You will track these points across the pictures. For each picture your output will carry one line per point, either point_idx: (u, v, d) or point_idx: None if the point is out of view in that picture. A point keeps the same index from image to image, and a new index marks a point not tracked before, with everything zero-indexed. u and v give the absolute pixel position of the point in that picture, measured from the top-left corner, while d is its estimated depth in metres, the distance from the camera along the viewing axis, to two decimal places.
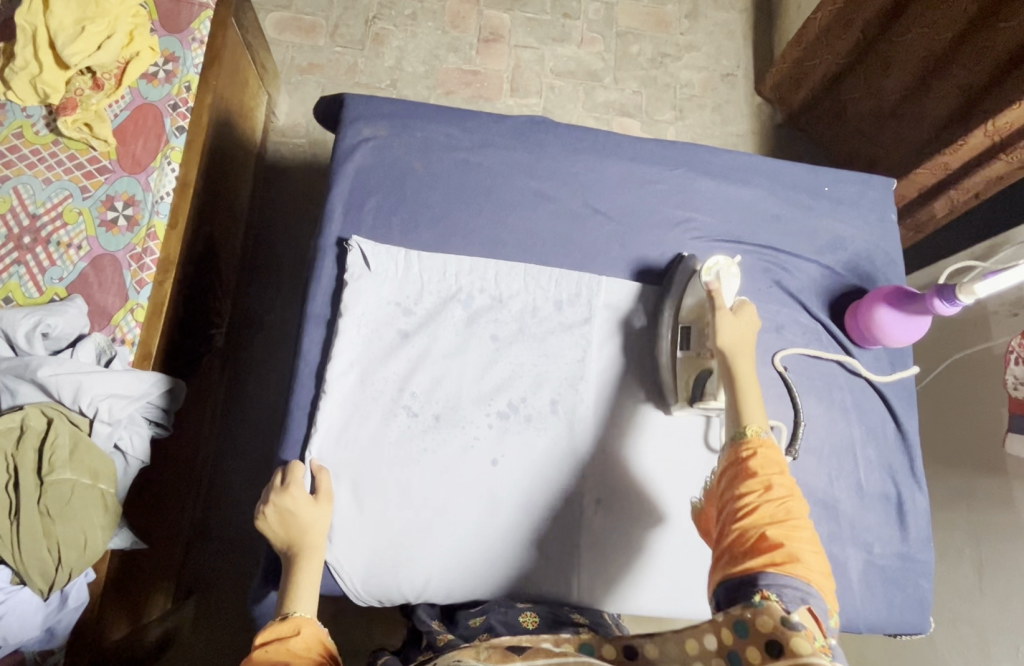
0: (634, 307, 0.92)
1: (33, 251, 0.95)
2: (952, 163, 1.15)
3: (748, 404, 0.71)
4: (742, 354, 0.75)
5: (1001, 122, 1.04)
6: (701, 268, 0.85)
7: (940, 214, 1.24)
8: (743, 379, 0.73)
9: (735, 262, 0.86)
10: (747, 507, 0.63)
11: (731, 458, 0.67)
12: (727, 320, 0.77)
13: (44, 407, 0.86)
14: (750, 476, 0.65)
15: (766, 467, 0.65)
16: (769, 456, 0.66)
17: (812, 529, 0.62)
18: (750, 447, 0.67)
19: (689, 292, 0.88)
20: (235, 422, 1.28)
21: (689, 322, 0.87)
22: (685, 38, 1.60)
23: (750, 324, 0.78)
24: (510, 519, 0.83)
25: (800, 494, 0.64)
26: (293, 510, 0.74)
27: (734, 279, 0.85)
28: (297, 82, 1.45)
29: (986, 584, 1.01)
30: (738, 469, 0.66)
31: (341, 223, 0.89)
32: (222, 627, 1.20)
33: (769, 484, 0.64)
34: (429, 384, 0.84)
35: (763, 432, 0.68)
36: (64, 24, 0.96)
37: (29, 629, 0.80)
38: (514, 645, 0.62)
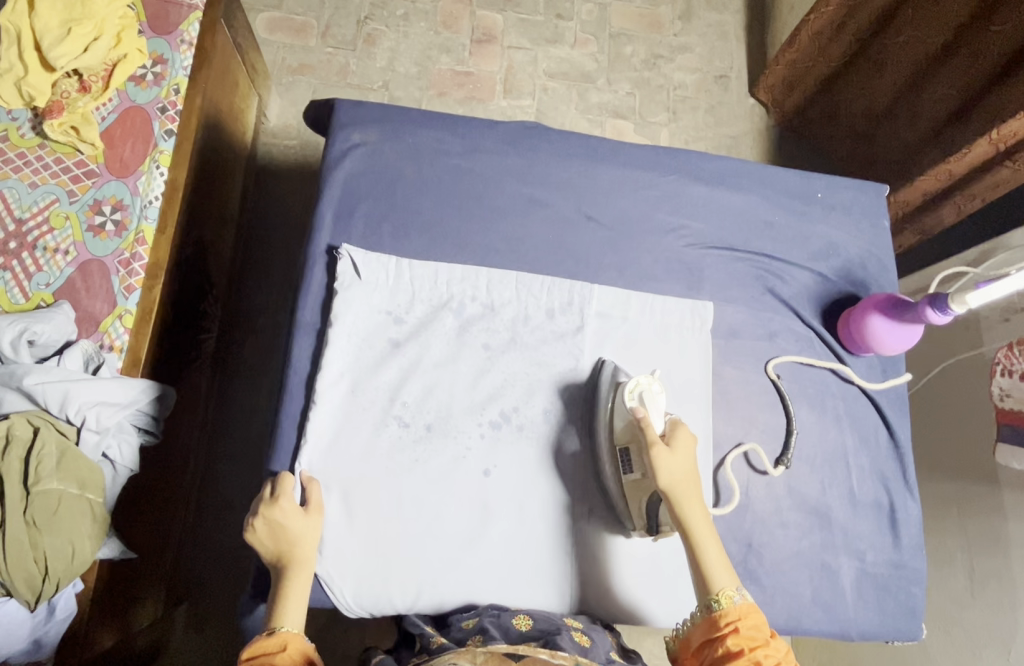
0: (565, 428, 0.86)
1: (19, 257, 0.94)
2: (956, 170, 1.14)
3: (711, 565, 0.73)
4: (686, 492, 0.76)
5: (1005, 130, 1.03)
6: (623, 391, 0.81)
7: (949, 218, 1.23)
8: (697, 530, 0.74)
9: (657, 377, 0.82)
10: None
11: (709, 633, 0.69)
12: (665, 456, 0.76)
13: (30, 416, 0.85)
14: (734, 653, 0.66)
15: (748, 640, 0.67)
16: (749, 625, 0.68)
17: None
18: (727, 619, 0.68)
19: (616, 415, 0.82)
20: (225, 430, 1.27)
21: (626, 444, 0.80)
22: (678, 39, 1.59)
23: (686, 449, 0.78)
24: (503, 528, 0.82)
25: (787, 655, 0.66)
26: (282, 522, 0.73)
27: (659, 396, 0.81)
28: (288, 83, 1.44)
29: (977, 590, 1.02)
30: (719, 647, 0.67)
31: (331, 231, 0.88)
32: (214, 635, 1.19)
33: (756, 658, 0.65)
34: (420, 394, 0.84)
35: (736, 596, 0.70)
36: (49, 27, 0.95)
37: (16, 639, 0.80)
38: (512, 652, 0.63)
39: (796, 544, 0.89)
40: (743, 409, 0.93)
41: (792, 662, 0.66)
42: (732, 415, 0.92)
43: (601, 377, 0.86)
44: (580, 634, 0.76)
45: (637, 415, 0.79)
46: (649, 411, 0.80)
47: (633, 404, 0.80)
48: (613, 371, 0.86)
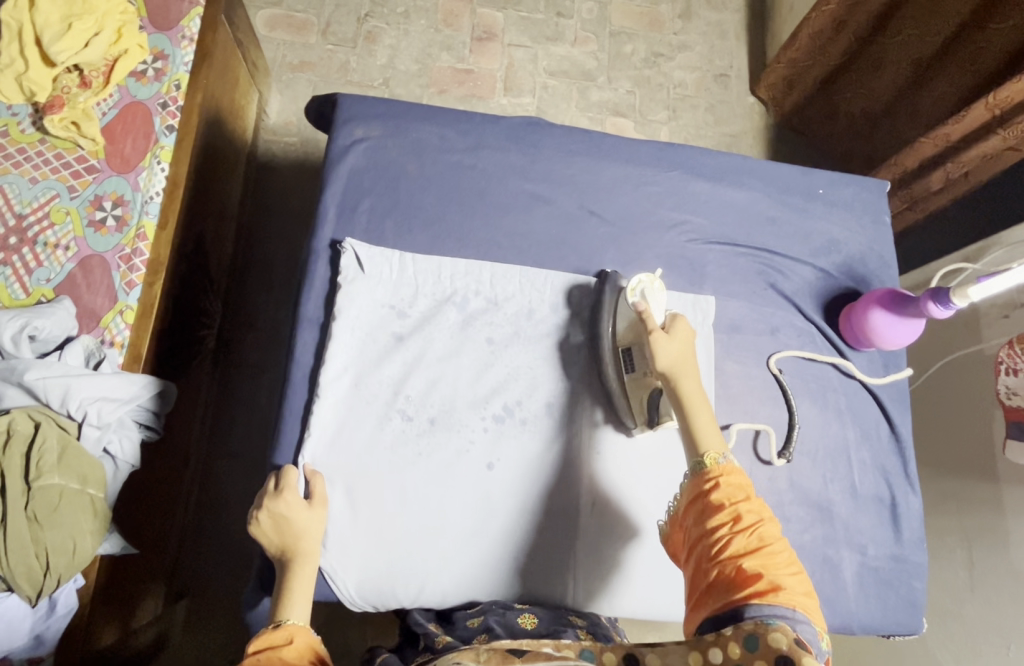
0: (570, 322, 0.90)
1: (19, 252, 0.93)
2: (952, 134, 1.12)
3: (703, 432, 0.71)
4: (685, 372, 0.76)
5: (1001, 95, 1.02)
6: (626, 287, 0.86)
7: (935, 187, 1.22)
8: (692, 401, 0.74)
9: (658, 278, 0.87)
10: (719, 543, 0.63)
11: (694, 491, 0.67)
12: (662, 341, 0.77)
13: (31, 411, 0.85)
14: (716, 508, 0.65)
15: (731, 495, 0.65)
16: (731, 482, 0.66)
17: (788, 548, 0.63)
18: (711, 477, 0.67)
19: (620, 312, 0.85)
20: (227, 424, 1.27)
21: (628, 344, 0.83)
22: (678, 38, 1.60)
23: (684, 338, 0.79)
24: (506, 523, 0.82)
25: (770, 515, 0.65)
26: (287, 515, 0.73)
27: (659, 294, 0.86)
28: (288, 80, 1.43)
29: (977, 585, 1.02)
30: (702, 504, 0.66)
31: (334, 226, 0.88)
32: (213, 632, 1.19)
33: (737, 513, 0.64)
34: (424, 387, 0.84)
35: (721, 458, 0.69)
36: (49, 22, 0.95)
37: (18, 634, 0.80)
38: (515, 647, 0.61)
39: (798, 537, 0.89)
40: (746, 404, 0.93)
41: (776, 524, 0.64)
42: (734, 410, 0.92)
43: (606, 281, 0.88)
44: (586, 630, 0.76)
45: (637, 308, 0.81)
46: (649, 304, 0.84)
47: (634, 300, 0.85)
48: (617, 279, 0.88)
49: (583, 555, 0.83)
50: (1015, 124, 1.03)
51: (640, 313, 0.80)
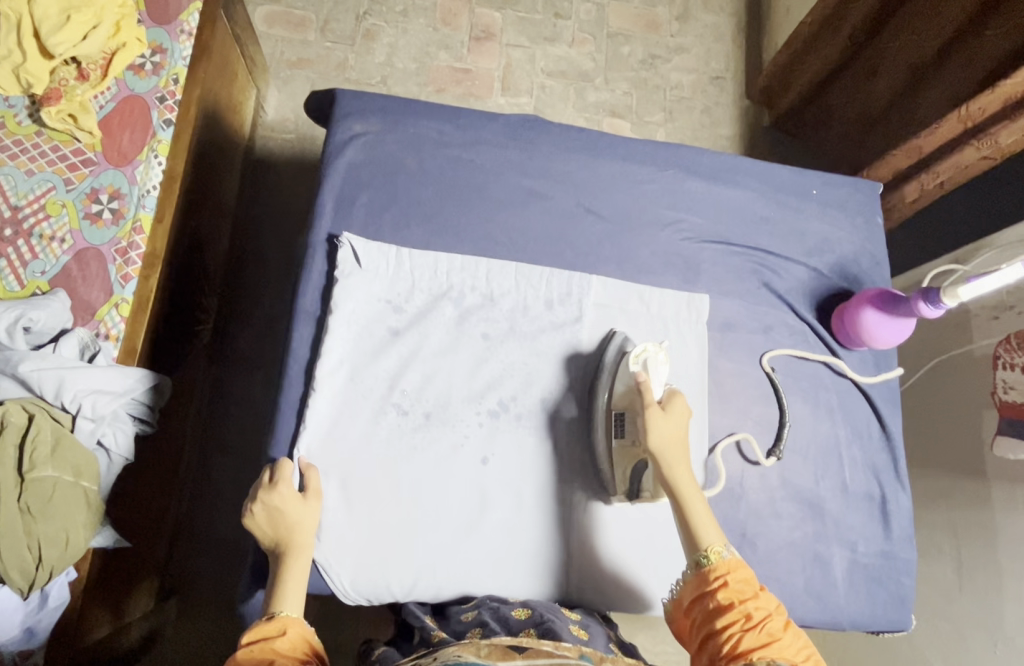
0: (564, 396, 0.88)
1: (15, 244, 0.93)
2: (926, 145, 1.16)
3: (699, 523, 0.74)
4: (674, 457, 0.77)
5: (974, 106, 1.06)
6: (629, 355, 0.85)
7: (909, 199, 1.24)
8: (685, 491, 0.76)
9: (663, 347, 0.86)
10: (731, 640, 0.63)
11: (700, 589, 0.68)
12: (658, 418, 0.79)
13: (25, 403, 0.85)
14: (725, 607, 0.66)
15: (738, 593, 0.66)
16: (738, 578, 0.68)
17: (796, 637, 0.64)
18: (716, 574, 0.68)
19: (619, 378, 0.84)
20: (221, 420, 1.27)
21: (623, 409, 0.83)
22: (675, 40, 1.61)
23: (680, 417, 0.80)
24: (499, 517, 0.83)
25: (779, 610, 0.66)
26: (280, 507, 0.72)
27: (662, 365, 0.85)
28: (286, 77, 1.43)
29: (965, 583, 1.03)
30: (711, 601, 0.67)
31: (332, 220, 0.88)
32: (205, 627, 1.19)
33: (747, 612, 0.65)
34: (419, 382, 0.84)
35: (724, 552, 0.70)
36: (47, 14, 0.94)
37: (9, 626, 0.79)
38: (514, 644, 0.60)
39: (789, 534, 0.90)
40: (738, 401, 0.94)
41: (783, 617, 0.65)
42: (727, 408, 0.93)
43: (609, 345, 0.87)
44: (579, 627, 0.76)
45: (637, 379, 0.81)
46: (651, 376, 0.83)
47: (636, 368, 0.84)
48: (622, 342, 0.88)
49: (577, 555, 0.84)
50: (990, 135, 1.06)
51: (640, 384, 0.80)
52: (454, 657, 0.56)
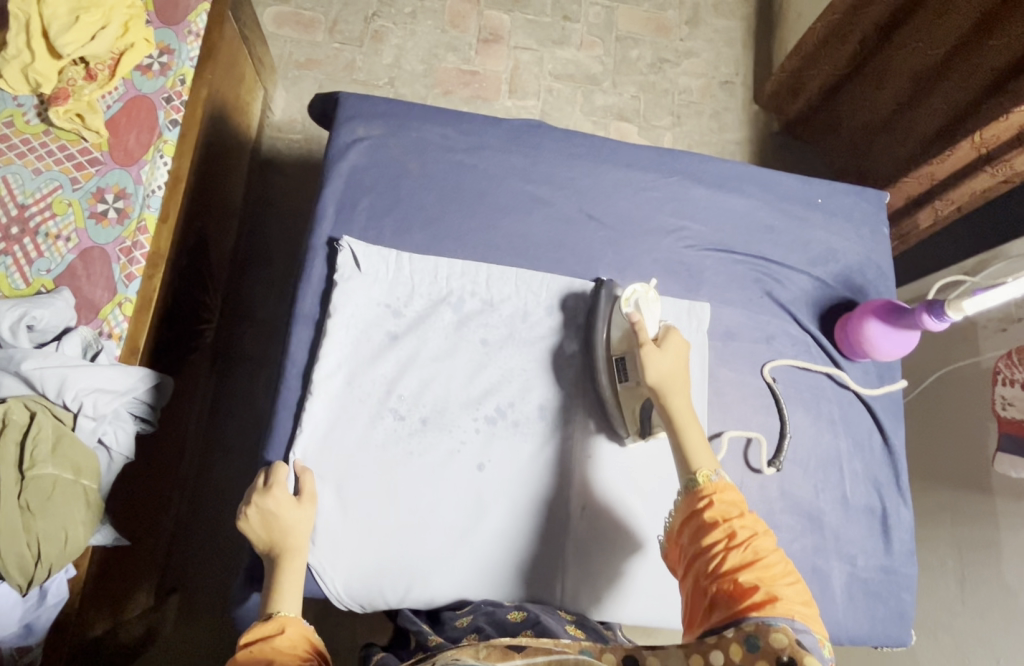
0: (565, 332, 0.90)
1: (21, 242, 0.94)
2: (937, 172, 1.15)
3: (692, 445, 0.72)
4: (673, 386, 0.76)
5: (987, 134, 1.04)
6: (620, 298, 0.85)
7: (924, 225, 1.24)
8: (681, 418, 0.74)
9: (653, 288, 0.86)
10: (716, 559, 0.63)
11: (688, 509, 0.68)
12: (653, 353, 0.77)
13: (28, 400, 0.86)
14: (710, 525, 0.65)
15: (724, 512, 0.66)
16: (725, 499, 0.67)
17: (782, 558, 0.63)
18: (704, 494, 0.67)
19: (614, 323, 0.86)
20: (222, 418, 1.27)
21: (622, 353, 0.84)
22: (685, 44, 1.60)
23: (676, 351, 0.79)
24: (494, 524, 0.82)
25: (766, 530, 0.65)
26: (275, 511, 0.73)
27: (654, 304, 0.85)
28: (294, 77, 1.44)
29: (968, 599, 1.02)
30: (697, 521, 0.66)
31: (333, 224, 0.88)
32: (203, 625, 1.19)
33: (732, 530, 0.64)
34: (417, 387, 0.84)
35: (714, 475, 0.69)
36: (57, 15, 0.95)
37: (8, 622, 0.80)
38: (513, 644, 0.58)
39: (788, 547, 0.89)
40: (739, 411, 0.93)
41: (771, 537, 0.64)
42: (727, 417, 0.92)
43: (600, 294, 0.88)
44: (574, 626, 0.76)
45: (631, 319, 0.82)
46: (644, 316, 0.83)
47: (628, 311, 0.84)
48: (611, 289, 0.88)
49: (572, 555, 0.83)
50: (1003, 161, 1.05)
51: (633, 324, 0.81)
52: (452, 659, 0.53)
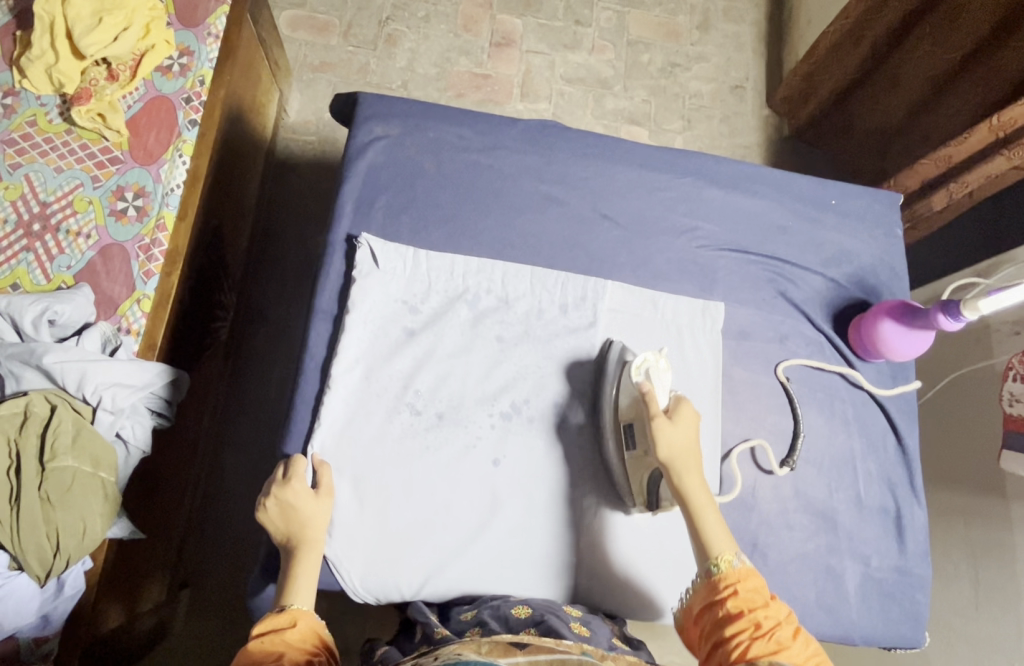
0: (570, 402, 0.88)
1: (42, 239, 0.95)
2: (955, 155, 1.16)
3: (710, 534, 0.72)
4: (686, 466, 0.75)
5: (1005, 115, 1.05)
6: (630, 366, 0.83)
7: (938, 208, 1.23)
8: (698, 501, 0.74)
9: (663, 355, 0.84)
10: (739, 647, 0.62)
11: (710, 597, 0.67)
12: (666, 428, 0.76)
13: (48, 393, 0.86)
14: (734, 615, 0.65)
15: (748, 602, 0.65)
16: (748, 588, 0.67)
17: (805, 646, 0.63)
18: (726, 582, 0.67)
19: (623, 390, 0.83)
20: (235, 417, 1.28)
21: (630, 420, 0.81)
22: (696, 49, 1.61)
23: (689, 423, 0.78)
24: (509, 518, 0.83)
25: (789, 618, 0.65)
26: (294, 504, 0.73)
27: (664, 373, 0.83)
28: (308, 80, 1.46)
29: (982, 602, 1.01)
30: (719, 610, 0.66)
31: (351, 220, 0.89)
32: (215, 621, 1.20)
33: (757, 621, 0.64)
34: (433, 382, 0.85)
35: (735, 560, 0.69)
36: (81, 15, 0.97)
37: (25, 614, 0.81)
38: (516, 641, 0.59)
39: (801, 546, 0.89)
40: (752, 410, 0.93)
41: (793, 625, 0.64)
42: (740, 416, 0.93)
43: (610, 354, 0.87)
44: (580, 624, 0.75)
45: (641, 388, 0.79)
46: (654, 386, 0.81)
47: (638, 379, 0.81)
48: (620, 352, 0.87)
49: (586, 546, 0.84)
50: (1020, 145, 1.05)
51: (643, 393, 0.78)
52: (454, 655, 0.53)
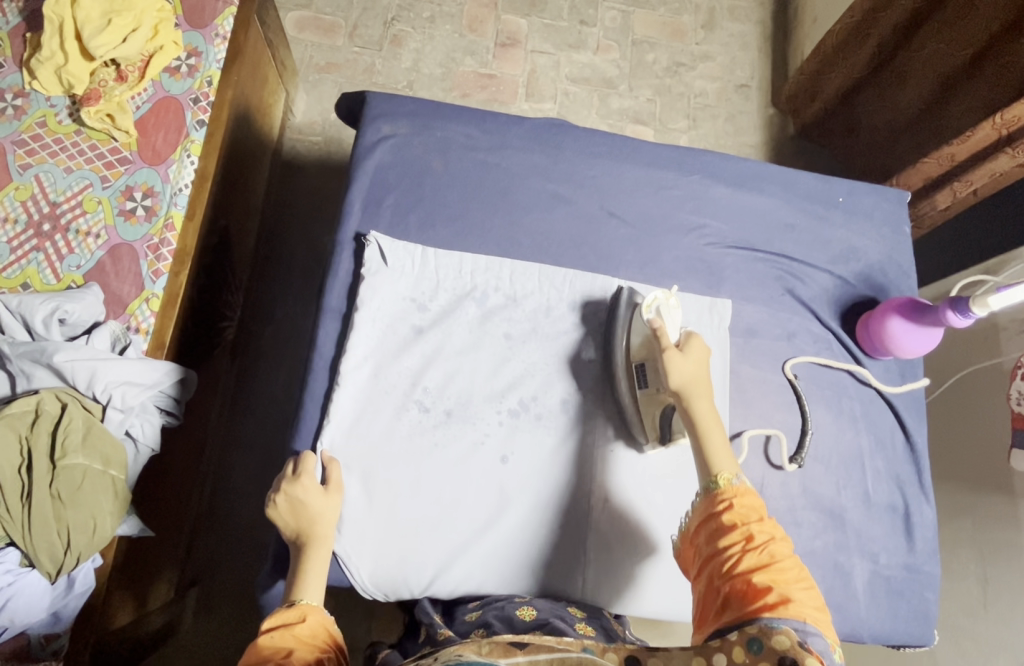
0: (583, 338, 0.90)
1: (52, 239, 0.96)
2: (958, 153, 1.16)
3: (713, 452, 0.71)
4: (698, 391, 0.75)
5: (1008, 114, 1.05)
6: (641, 304, 0.86)
7: (942, 206, 1.25)
8: (704, 423, 0.73)
9: (674, 295, 0.87)
10: (731, 560, 0.63)
11: (707, 511, 0.67)
12: (677, 359, 0.77)
13: (59, 392, 0.87)
14: (728, 528, 0.65)
15: (743, 516, 0.65)
16: (744, 503, 0.66)
17: (798, 563, 0.62)
18: (723, 497, 0.67)
19: (635, 330, 0.85)
20: (242, 415, 1.29)
21: (642, 359, 0.83)
22: (701, 48, 1.61)
23: (699, 357, 0.79)
24: (517, 516, 0.83)
25: (784, 537, 0.64)
26: (303, 500, 0.74)
27: (674, 312, 0.86)
28: (314, 81, 1.46)
29: (990, 600, 1.01)
30: (714, 523, 0.66)
31: (360, 220, 0.89)
32: (223, 620, 1.20)
33: (750, 534, 0.64)
34: (442, 380, 0.85)
35: (734, 479, 0.69)
36: (90, 17, 0.98)
37: (36, 610, 0.81)
38: (516, 641, 0.58)
39: (810, 543, 0.89)
40: (760, 408, 0.93)
41: (789, 545, 0.64)
42: (748, 414, 0.93)
43: (620, 299, 0.89)
44: (584, 624, 0.75)
45: (652, 325, 0.81)
46: (664, 321, 0.84)
47: (649, 317, 0.84)
48: (630, 296, 0.89)
49: (594, 545, 0.84)
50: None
51: (653, 329, 0.80)
52: (456, 656, 0.52)
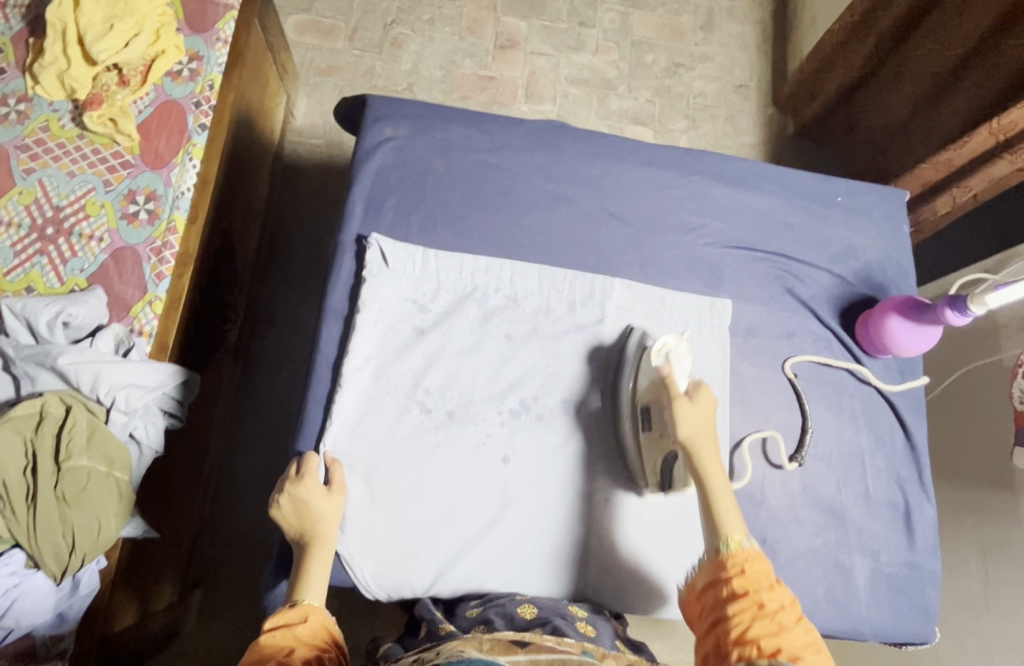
0: (589, 387, 0.89)
1: (55, 243, 0.97)
2: (956, 158, 1.15)
3: (723, 513, 0.73)
4: (705, 445, 0.77)
5: (1006, 120, 1.04)
6: (651, 348, 0.87)
7: (941, 212, 1.24)
8: (710, 475, 0.76)
9: (684, 339, 0.88)
10: (739, 625, 0.62)
11: (714, 574, 0.68)
12: (685, 408, 0.78)
13: (63, 394, 0.87)
14: (738, 594, 0.64)
15: (753, 583, 0.65)
16: (754, 569, 0.67)
17: (806, 631, 0.62)
18: (734, 562, 0.67)
19: (642, 374, 0.86)
20: (244, 419, 1.29)
21: (648, 401, 0.84)
22: (699, 49, 1.62)
23: (707, 407, 0.80)
24: (519, 516, 0.83)
25: (793, 604, 0.64)
26: (306, 500, 0.74)
27: (684, 357, 0.87)
28: (316, 84, 1.47)
29: (992, 598, 1.01)
30: (724, 588, 0.66)
31: (361, 221, 0.90)
32: (227, 621, 1.21)
33: (761, 602, 0.63)
34: (443, 381, 0.86)
35: (744, 541, 0.69)
36: (92, 22, 0.98)
37: (41, 612, 0.82)
38: (517, 639, 0.59)
39: (811, 541, 0.89)
40: (760, 407, 0.94)
41: (797, 612, 0.63)
42: (749, 412, 0.93)
43: (629, 342, 0.89)
44: (585, 624, 0.75)
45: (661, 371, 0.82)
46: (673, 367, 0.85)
47: (658, 362, 0.86)
48: (642, 336, 0.89)
49: (596, 547, 0.84)
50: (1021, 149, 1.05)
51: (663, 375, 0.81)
52: (457, 652, 0.53)
